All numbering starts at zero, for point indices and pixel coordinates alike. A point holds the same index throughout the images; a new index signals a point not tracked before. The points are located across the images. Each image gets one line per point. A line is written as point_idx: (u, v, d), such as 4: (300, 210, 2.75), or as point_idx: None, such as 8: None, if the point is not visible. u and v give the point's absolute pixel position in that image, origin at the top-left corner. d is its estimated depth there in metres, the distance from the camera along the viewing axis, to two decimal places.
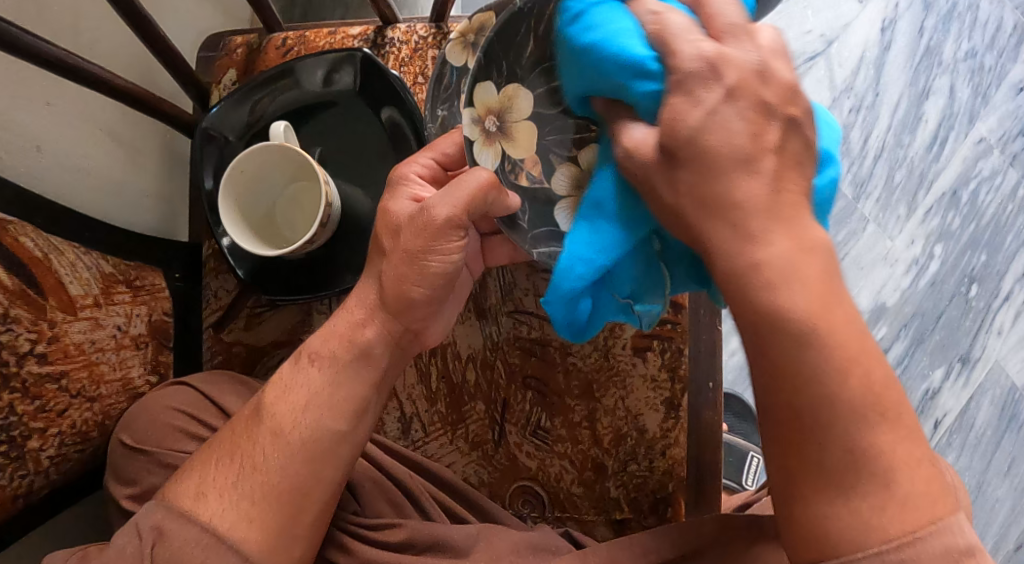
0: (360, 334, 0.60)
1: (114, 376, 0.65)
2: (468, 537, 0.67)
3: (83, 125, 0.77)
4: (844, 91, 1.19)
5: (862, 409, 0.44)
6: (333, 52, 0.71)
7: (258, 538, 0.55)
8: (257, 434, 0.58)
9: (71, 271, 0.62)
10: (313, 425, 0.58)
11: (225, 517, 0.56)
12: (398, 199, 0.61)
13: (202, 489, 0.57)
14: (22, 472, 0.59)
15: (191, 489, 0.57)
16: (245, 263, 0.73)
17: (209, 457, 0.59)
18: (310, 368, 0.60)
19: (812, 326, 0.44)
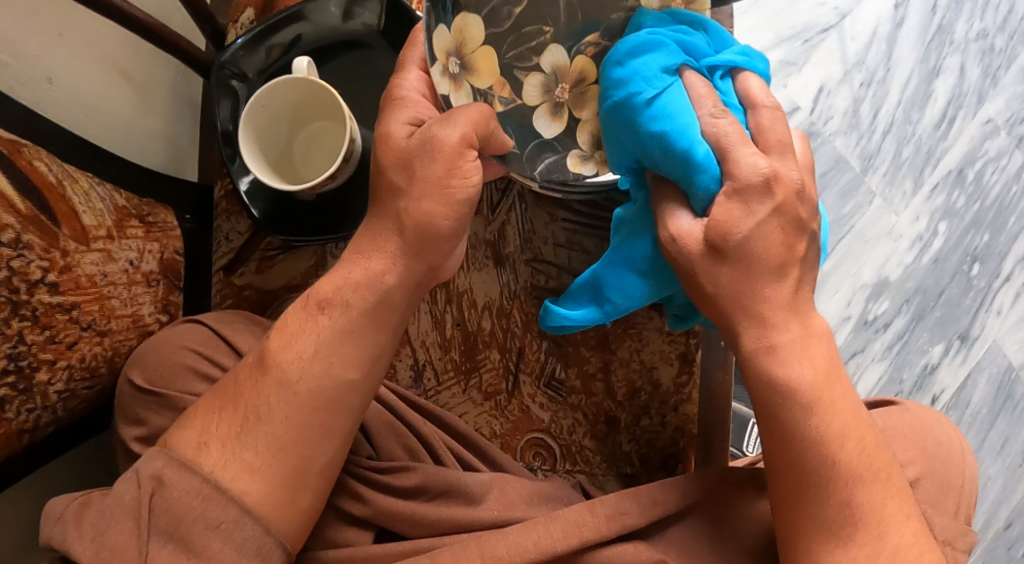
0: (369, 275, 0.58)
1: (125, 312, 0.64)
2: (482, 484, 0.67)
3: (93, 61, 0.75)
4: (855, 65, 1.20)
5: (850, 462, 0.53)
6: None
7: (260, 492, 0.55)
8: (263, 384, 0.57)
9: (85, 201, 0.61)
10: (323, 373, 0.57)
11: (227, 470, 0.55)
12: (395, 122, 0.59)
13: (205, 439, 0.57)
14: (30, 406, 0.58)
15: (196, 440, 0.57)
16: (259, 202, 0.71)
17: (215, 404, 0.59)
18: (319, 317, 0.58)
19: (817, 395, 0.53)
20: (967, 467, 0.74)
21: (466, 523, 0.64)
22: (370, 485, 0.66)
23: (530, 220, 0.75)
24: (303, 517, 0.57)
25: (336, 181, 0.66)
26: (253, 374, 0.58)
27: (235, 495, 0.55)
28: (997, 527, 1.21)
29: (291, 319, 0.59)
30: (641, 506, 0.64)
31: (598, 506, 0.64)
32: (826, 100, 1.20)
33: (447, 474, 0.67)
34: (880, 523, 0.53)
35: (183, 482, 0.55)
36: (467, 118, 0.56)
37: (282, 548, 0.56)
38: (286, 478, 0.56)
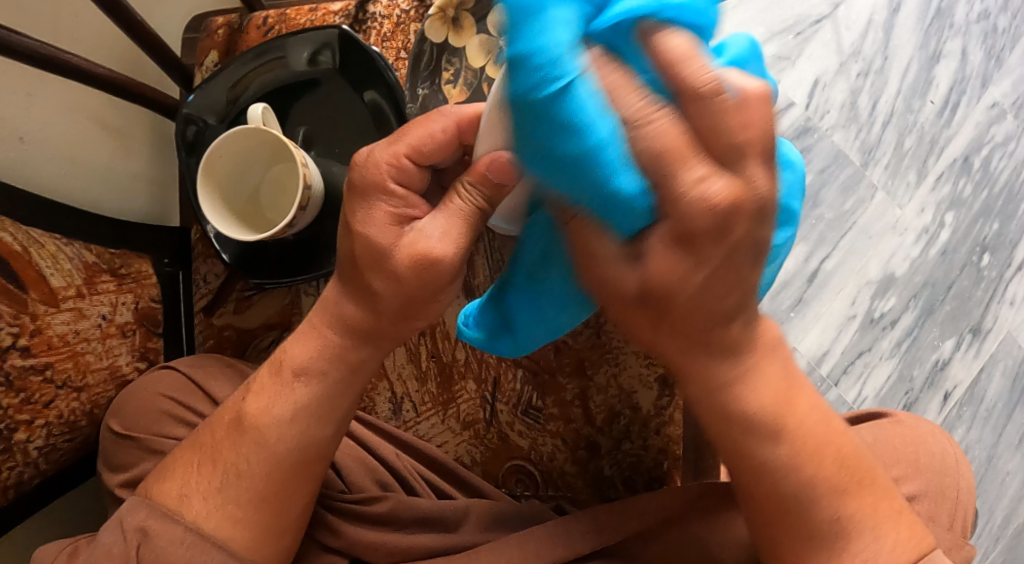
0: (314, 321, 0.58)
1: (101, 365, 0.66)
2: (457, 511, 0.68)
3: (69, 114, 0.78)
4: (851, 55, 1.16)
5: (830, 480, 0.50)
6: (318, 28, 0.73)
7: (244, 537, 0.55)
8: (240, 443, 0.56)
9: (53, 263, 0.63)
10: (301, 436, 0.56)
11: (209, 520, 0.55)
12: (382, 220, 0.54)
13: (185, 492, 0.56)
14: (11, 464, 0.61)
15: (177, 492, 0.56)
16: (230, 246, 0.73)
17: (193, 458, 0.58)
18: (267, 363, 0.59)
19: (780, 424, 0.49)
20: (962, 477, 0.66)
21: (438, 548, 0.65)
22: (342, 516, 0.66)
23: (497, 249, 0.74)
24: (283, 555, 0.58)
25: (297, 226, 0.68)
26: (222, 430, 0.57)
27: (220, 543, 0.54)
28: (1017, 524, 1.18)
29: (266, 383, 0.58)
30: (617, 524, 0.63)
31: (572, 522, 0.63)
32: (822, 94, 1.16)
33: (421, 503, 0.67)
34: (877, 528, 0.50)
35: (167, 533, 0.54)
36: (450, 227, 0.53)
37: None
38: (263, 522, 0.55)
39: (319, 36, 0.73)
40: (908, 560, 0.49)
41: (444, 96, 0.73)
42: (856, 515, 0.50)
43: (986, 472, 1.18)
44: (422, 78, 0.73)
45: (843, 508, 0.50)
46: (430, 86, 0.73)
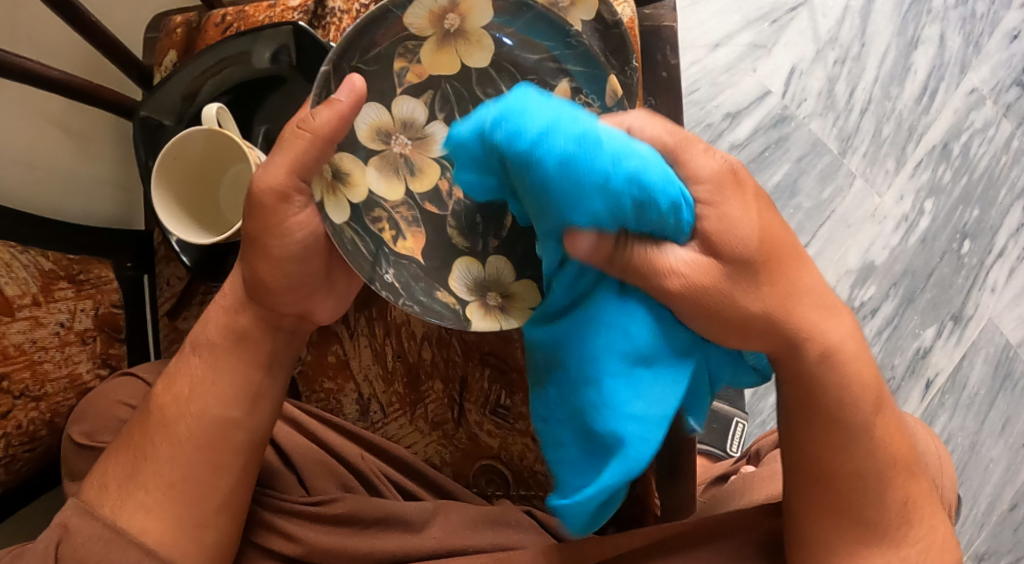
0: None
1: (60, 373, 0.65)
2: (422, 512, 0.67)
3: (28, 118, 0.76)
4: (828, 42, 1.15)
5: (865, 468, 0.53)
6: (363, 19, 0.55)
7: (159, 528, 0.55)
8: (157, 434, 0.57)
9: (7, 273, 0.62)
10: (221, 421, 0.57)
11: (124, 510, 0.55)
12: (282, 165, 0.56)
13: (105, 482, 0.57)
14: None
15: (98, 483, 0.57)
16: (190, 249, 0.72)
17: (118, 452, 0.58)
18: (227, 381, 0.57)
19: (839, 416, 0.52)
20: (941, 473, 0.65)
21: (402, 552, 0.65)
22: (298, 521, 0.65)
23: None
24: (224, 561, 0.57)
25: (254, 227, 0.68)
26: (145, 428, 0.58)
27: (135, 537, 0.54)
28: (1001, 510, 1.18)
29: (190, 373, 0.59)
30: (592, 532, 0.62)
31: None
32: (799, 81, 1.15)
33: (381, 501, 0.67)
34: (889, 488, 0.53)
35: (87, 529, 0.54)
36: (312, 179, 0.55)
37: None
38: (189, 522, 0.55)
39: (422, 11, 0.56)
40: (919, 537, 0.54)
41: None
42: (874, 480, 0.53)
43: (969, 460, 1.18)
44: None
45: (867, 471, 0.53)
46: None
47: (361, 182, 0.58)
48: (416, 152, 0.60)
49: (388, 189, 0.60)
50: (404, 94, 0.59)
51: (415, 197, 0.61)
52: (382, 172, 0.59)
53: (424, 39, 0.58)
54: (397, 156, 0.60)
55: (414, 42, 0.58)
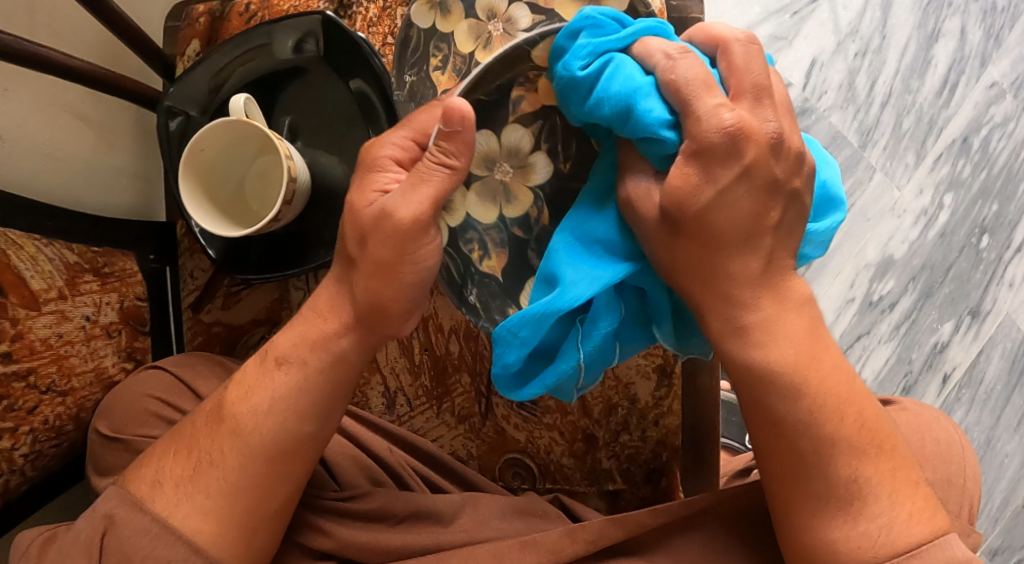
0: (335, 344, 0.57)
1: (86, 367, 0.65)
2: (451, 504, 0.67)
3: (48, 109, 0.75)
4: (849, 35, 1.13)
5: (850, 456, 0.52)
6: (500, 55, 0.56)
7: (202, 526, 0.54)
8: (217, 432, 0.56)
9: (33, 265, 0.61)
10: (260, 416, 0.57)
11: (164, 499, 0.55)
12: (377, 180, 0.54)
13: (158, 478, 0.56)
14: None
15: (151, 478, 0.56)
16: (215, 241, 0.72)
17: (171, 447, 0.57)
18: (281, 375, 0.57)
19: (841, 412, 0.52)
20: (970, 466, 0.64)
21: (432, 546, 0.63)
22: (332, 515, 0.64)
23: None
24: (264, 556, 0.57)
25: (284, 220, 0.67)
26: (202, 422, 0.58)
27: (177, 531, 0.54)
28: (1016, 505, 1.18)
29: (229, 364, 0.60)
30: (622, 522, 0.61)
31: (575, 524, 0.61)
32: (820, 74, 1.14)
33: (411, 497, 0.67)
34: (892, 498, 0.52)
35: (133, 522, 0.54)
36: (411, 190, 0.52)
37: None
38: (232, 517, 0.54)
39: (546, 43, 0.57)
40: (921, 534, 0.51)
41: (432, 84, 0.70)
42: (864, 486, 0.52)
43: (985, 454, 1.18)
44: (410, 64, 0.69)
45: (855, 476, 0.52)
46: (418, 73, 0.70)
47: (461, 206, 0.64)
48: (513, 179, 0.64)
49: (484, 215, 0.64)
50: (515, 123, 0.62)
51: (501, 223, 0.64)
52: (481, 198, 0.64)
53: (544, 69, 0.60)
54: (499, 183, 0.64)
55: (535, 72, 0.60)
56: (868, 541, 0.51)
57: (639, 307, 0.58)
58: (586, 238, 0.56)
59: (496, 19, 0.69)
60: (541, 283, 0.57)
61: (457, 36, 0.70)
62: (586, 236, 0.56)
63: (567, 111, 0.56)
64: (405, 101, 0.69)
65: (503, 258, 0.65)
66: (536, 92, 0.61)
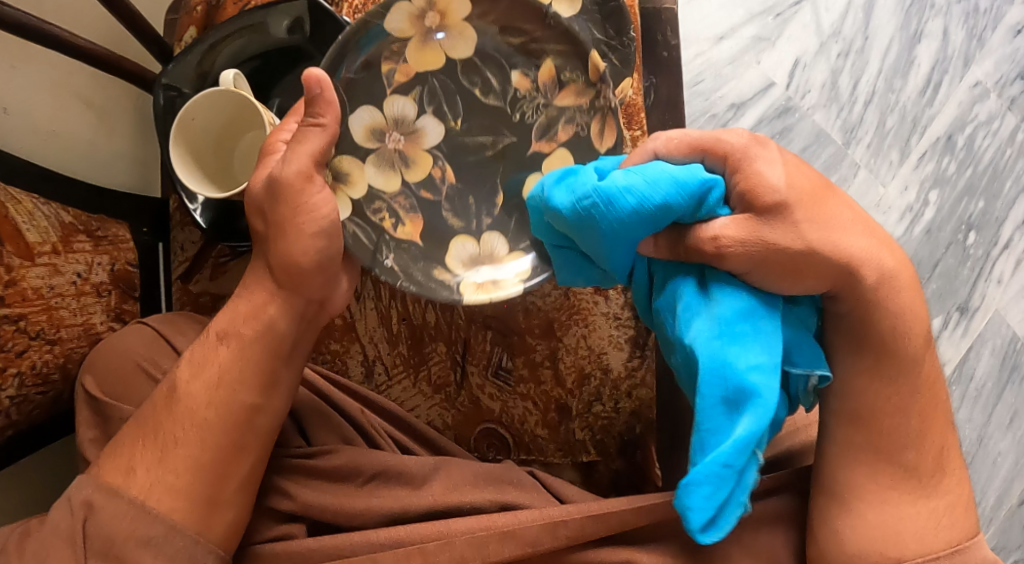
0: (264, 313, 0.62)
1: (75, 321, 0.68)
2: (424, 467, 0.69)
3: (52, 88, 0.79)
4: (831, 36, 1.17)
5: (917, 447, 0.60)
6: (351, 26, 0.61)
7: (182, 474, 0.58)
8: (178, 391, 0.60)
9: (30, 220, 0.64)
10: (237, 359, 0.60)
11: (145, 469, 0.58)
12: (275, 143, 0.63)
13: (129, 455, 0.59)
14: None
15: (121, 457, 0.59)
16: (207, 212, 0.74)
17: (133, 429, 0.61)
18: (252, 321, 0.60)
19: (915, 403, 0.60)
20: None
21: (398, 508, 0.65)
22: (295, 478, 0.67)
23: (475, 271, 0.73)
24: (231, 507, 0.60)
25: None
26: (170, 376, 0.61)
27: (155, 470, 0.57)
28: (1010, 505, 1.17)
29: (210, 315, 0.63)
30: None
31: None
32: (803, 74, 1.16)
33: (379, 457, 0.68)
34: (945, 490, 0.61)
35: (109, 506, 0.57)
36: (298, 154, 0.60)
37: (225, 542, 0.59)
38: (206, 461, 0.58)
39: (401, 8, 0.63)
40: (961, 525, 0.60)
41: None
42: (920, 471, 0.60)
43: (977, 453, 1.17)
44: None
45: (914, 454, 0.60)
46: None
47: (360, 180, 0.66)
48: (407, 145, 0.68)
49: (386, 183, 0.68)
50: (394, 93, 0.67)
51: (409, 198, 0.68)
52: (379, 168, 0.67)
53: (407, 40, 0.65)
54: (392, 152, 0.68)
55: (397, 45, 0.65)
56: (929, 519, 0.60)
57: (781, 390, 0.58)
58: (721, 340, 0.52)
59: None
60: (717, 404, 0.52)
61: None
62: (639, 183, 0.53)
63: (607, 254, 0.57)
64: None
65: (418, 223, 0.68)
66: (408, 58, 0.66)
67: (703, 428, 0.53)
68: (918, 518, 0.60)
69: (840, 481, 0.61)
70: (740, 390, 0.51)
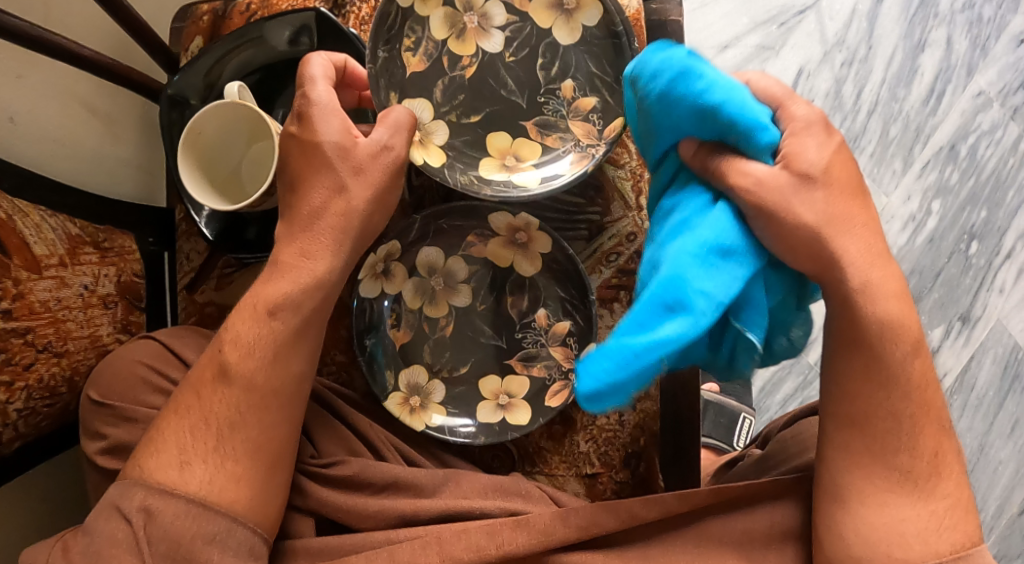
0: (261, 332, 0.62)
1: (81, 333, 0.68)
2: (433, 478, 0.69)
3: (57, 97, 0.81)
4: (835, 44, 1.17)
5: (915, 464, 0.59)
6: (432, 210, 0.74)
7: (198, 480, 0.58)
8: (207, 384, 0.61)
9: (36, 232, 0.65)
10: (262, 363, 0.61)
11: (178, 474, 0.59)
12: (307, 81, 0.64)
13: (184, 459, 0.59)
14: None
15: (175, 460, 0.59)
16: (213, 222, 0.75)
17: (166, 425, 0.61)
18: (273, 328, 0.61)
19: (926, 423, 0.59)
20: None
21: (409, 512, 0.66)
22: (310, 480, 0.67)
23: (504, 309, 0.76)
24: (257, 510, 0.60)
25: (275, 198, 0.70)
26: (206, 381, 0.61)
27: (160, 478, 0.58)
28: (1011, 514, 1.17)
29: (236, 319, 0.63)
30: None
31: None
32: (806, 82, 1.17)
33: (389, 467, 0.69)
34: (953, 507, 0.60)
35: (170, 508, 0.57)
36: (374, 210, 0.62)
37: (240, 540, 0.58)
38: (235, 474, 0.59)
39: (505, 220, 0.73)
40: None
41: (403, 65, 0.72)
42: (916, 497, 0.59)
43: (978, 461, 1.18)
44: (385, 41, 0.70)
45: (895, 461, 0.58)
46: (393, 51, 0.71)
47: (400, 285, 0.76)
48: (443, 292, 0.77)
49: (411, 300, 0.76)
50: (462, 258, 0.76)
51: (422, 317, 0.77)
52: (416, 289, 0.76)
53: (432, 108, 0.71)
54: (430, 286, 0.77)
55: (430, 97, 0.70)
56: (921, 520, 0.57)
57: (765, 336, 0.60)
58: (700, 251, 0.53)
59: (473, 11, 0.72)
60: (658, 306, 0.52)
61: (432, 20, 0.72)
62: (671, 72, 0.56)
63: (653, 131, 0.60)
64: (372, 69, 0.68)
65: (435, 306, 0.77)
66: (488, 248, 0.75)
67: (634, 318, 0.53)
68: (919, 520, 0.57)
69: (840, 482, 0.58)
70: (683, 299, 0.52)
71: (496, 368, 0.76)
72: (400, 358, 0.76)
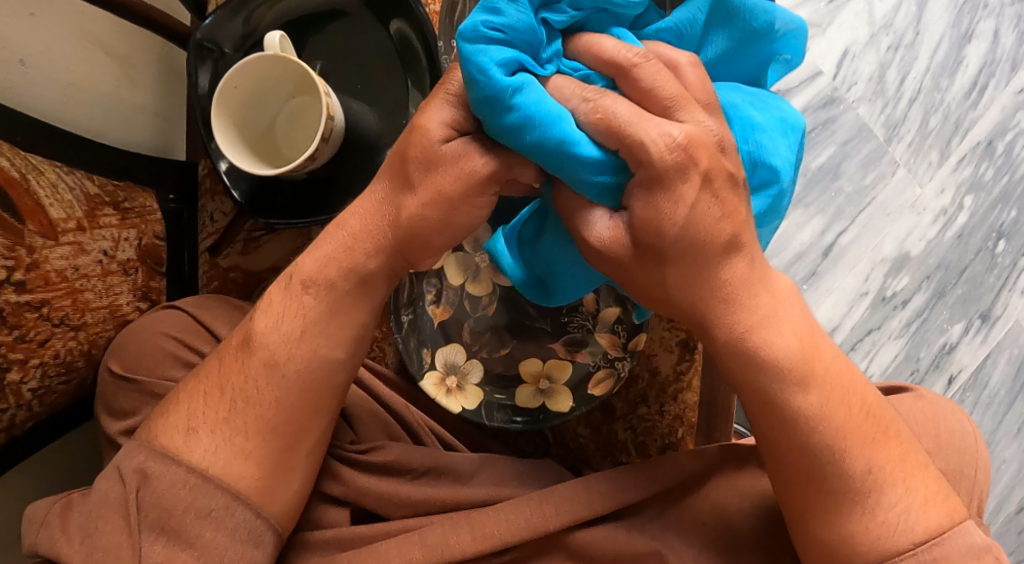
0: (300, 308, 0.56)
1: (101, 304, 0.63)
2: (470, 463, 0.65)
3: (74, 39, 0.73)
4: (882, 27, 1.12)
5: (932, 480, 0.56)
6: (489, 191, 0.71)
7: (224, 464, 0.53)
8: (248, 365, 0.55)
9: (52, 193, 0.60)
10: (308, 354, 0.55)
11: (217, 456, 0.53)
12: (433, 118, 0.50)
13: (192, 426, 0.54)
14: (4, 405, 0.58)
15: (184, 424, 0.54)
16: (241, 183, 0.71)
17: (197, 388, 0.56)
18: (312, 306, 0.55)
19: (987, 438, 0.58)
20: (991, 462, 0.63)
21: (452, 502, 0.63)
22: (351, 467, 0.64)
23: None
24: (292, 501, 0.56)
25: (318, 160, 0.65)
26: (230, 354, 0.56)
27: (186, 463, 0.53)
28: (1008, 512, 1.19)
29: (275, 300, 0.56)
30: (640, 482, 0.60)
31: (594, 482, 0.60)
32: (851, 64, 1.12)
33: (431, 451, 0.65)
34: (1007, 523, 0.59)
35: (167, 474, 0.52)
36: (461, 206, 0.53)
37: (273, 532, 0.54)
38: (272, 463, 0.54)
39: None
40: None
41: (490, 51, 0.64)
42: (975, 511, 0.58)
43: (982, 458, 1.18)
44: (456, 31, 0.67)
45: (873, 462, 0.52)
46: None
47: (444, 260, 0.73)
48: (487, 269, 0.73)
49: (454, 276, 0.73)
50: None
51: (463, 294, 0.73)
52: (460, 264, 0.73)
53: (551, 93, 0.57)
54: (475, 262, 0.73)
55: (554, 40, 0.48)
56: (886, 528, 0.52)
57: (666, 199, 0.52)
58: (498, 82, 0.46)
59: None
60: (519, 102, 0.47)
61: None
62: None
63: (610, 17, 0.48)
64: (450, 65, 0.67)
65: (479, 283, 0.73)
66: None
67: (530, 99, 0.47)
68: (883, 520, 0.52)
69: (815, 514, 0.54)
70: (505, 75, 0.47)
71: (536, 352, 0.73)
72: (436, 336, 0.73)
